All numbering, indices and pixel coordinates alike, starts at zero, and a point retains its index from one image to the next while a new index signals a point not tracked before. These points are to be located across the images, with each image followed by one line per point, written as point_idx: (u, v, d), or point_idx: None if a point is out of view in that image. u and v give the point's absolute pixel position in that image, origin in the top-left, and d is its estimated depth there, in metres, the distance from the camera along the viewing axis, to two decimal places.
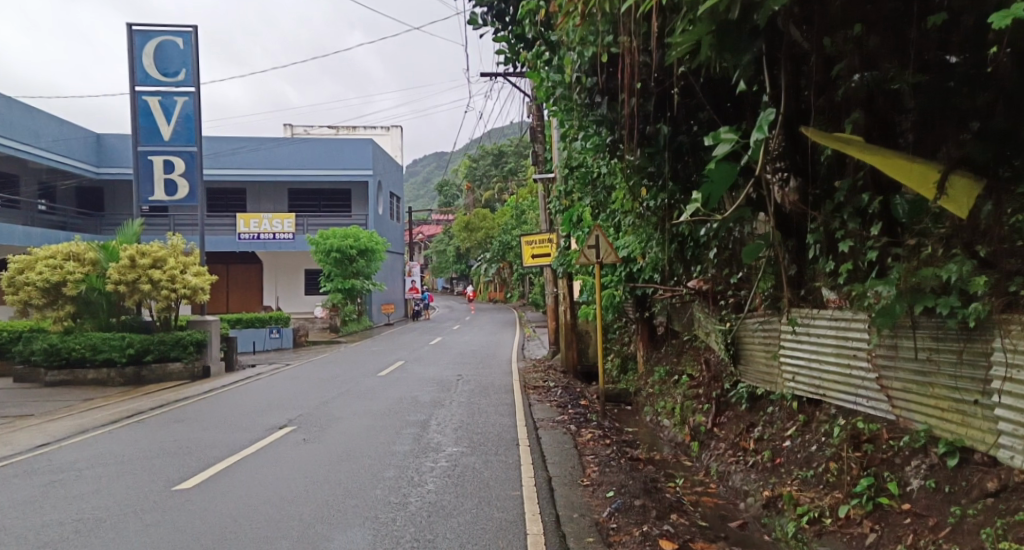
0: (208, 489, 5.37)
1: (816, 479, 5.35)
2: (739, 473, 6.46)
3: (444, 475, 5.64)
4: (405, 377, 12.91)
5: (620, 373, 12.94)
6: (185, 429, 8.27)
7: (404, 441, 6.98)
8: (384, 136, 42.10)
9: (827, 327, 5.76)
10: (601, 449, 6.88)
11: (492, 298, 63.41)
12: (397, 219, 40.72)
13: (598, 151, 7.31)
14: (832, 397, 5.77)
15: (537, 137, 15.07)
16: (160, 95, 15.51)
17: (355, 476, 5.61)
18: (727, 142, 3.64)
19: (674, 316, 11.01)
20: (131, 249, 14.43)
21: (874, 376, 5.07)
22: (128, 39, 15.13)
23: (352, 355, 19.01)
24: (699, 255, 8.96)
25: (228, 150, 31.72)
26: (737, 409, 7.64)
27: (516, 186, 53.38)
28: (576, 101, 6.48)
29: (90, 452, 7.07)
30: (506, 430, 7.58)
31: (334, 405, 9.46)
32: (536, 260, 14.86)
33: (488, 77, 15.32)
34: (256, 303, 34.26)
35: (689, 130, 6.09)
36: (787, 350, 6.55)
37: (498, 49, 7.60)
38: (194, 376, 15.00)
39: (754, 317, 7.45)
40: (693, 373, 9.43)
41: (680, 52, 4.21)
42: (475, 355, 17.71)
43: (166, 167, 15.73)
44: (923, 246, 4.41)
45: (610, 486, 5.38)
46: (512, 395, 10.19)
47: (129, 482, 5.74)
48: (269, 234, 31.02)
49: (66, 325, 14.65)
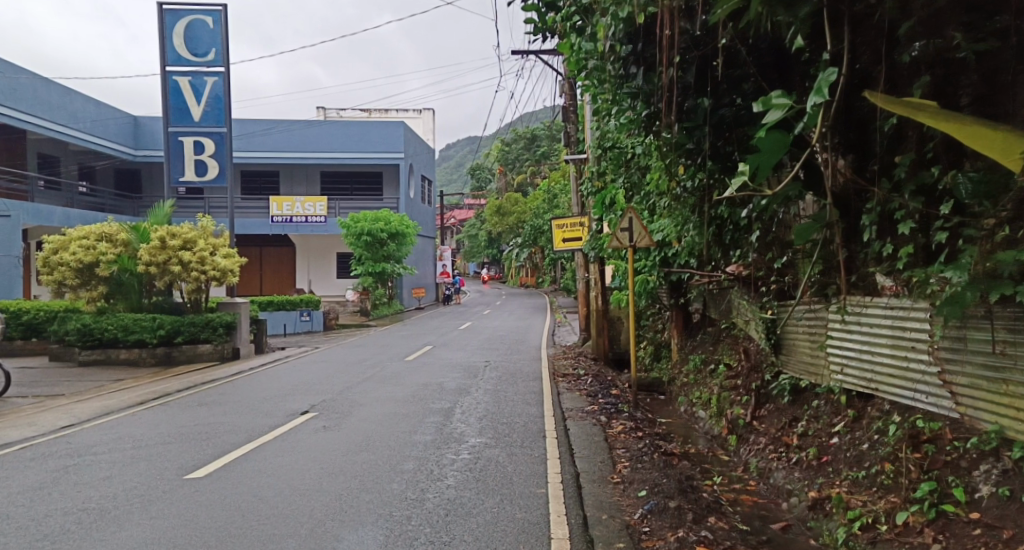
0: (222, 479, 5.19)
1: (868, 481, 4.92)
2: (781, 471, 6.06)
3: (466, 469, 5.37)
4: (433, 362, 12.70)
5: (653, 361, 12.54)
6: (207, 413, 8.15)
7: (427, 430, 6.73)
8: (416, 119, 41.91)
9: (881, 315, 5.29)
10: (633, 443, 6.53)
11: (523, 283, 63.18)
12: (428, 203, 40.60)
13: (633, 127, 6.89)
14: (886, 392, 5.32)
15: (569, 117, 14.62)
16: (190, 75, 15.45)
17: (373, 469, 5.36)
18: (779, 107, 3.17)
19: (711, 303, 10.55)
20: (161, 231, 14.47)
21: (935, 370, 4.61)
22: (158, 19, 15.06)
23: (382, 339, 18.94)
24: (738, 238, 8.43)
25: (262, 133, 31.84)
26: (778, 402, 7.21)
27: (549, 169, 52.79)
28: (610, 73, 6.06)
29: (110, 435, 6.96)
30: (533, 419, 7.28)
31: (358, 391, 9.27)
32: (566, 244, 14.46)
33: (519, 55, 14.88)
34: (289, 286, 34.56)
35: (731, 103, 5.64)
36: (835, 341, 6.08)
37: (526, 18, 7.18)
38: (224, 358, 15.04)
39: (797, 304, 6.98)
40: (731, 362, 9.00)
41: (726, 10, 3.78)
42: (505, 340, 17.45)
43: (196, 148, 15.71)
44: (1000, 228, 3.93)
45: (642, 485, 5.03)
46: (541, 383, 9.89)
47: (142, 469, 5.57)
48: (301, 217, 31.13)
49: (99, 306, 14.77)
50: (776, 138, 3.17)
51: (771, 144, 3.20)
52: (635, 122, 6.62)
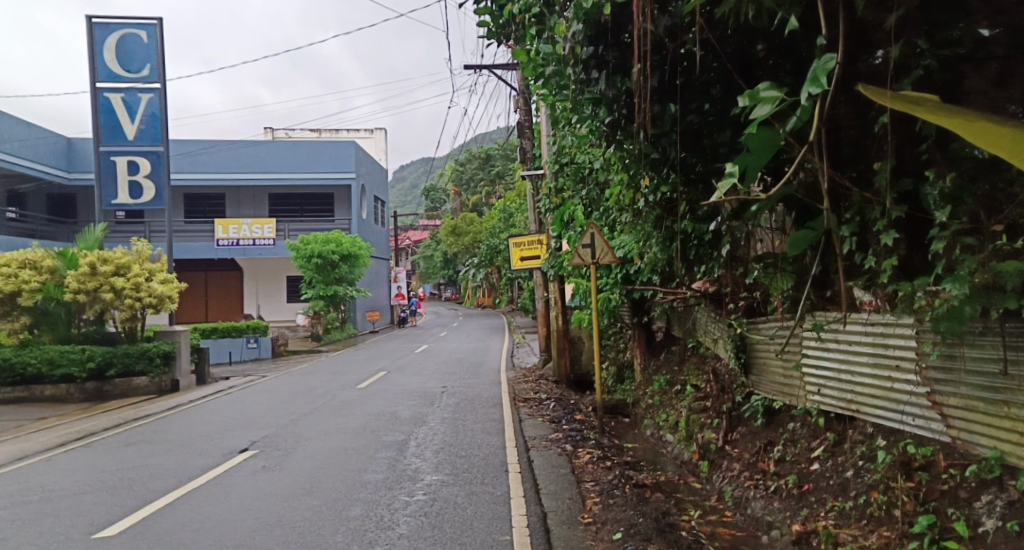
0: (137, 537, 4.50)
1: (857, 513, 4.56)
2: (759, 500, 5.69)
3: (420, 514, 4.81)
4: (387, 389, 12.07)
5: (616, 382, 12.17)
6: (134, 454, 7.37)
7: (378, 467, 6.13)
8: (368, 139, 41.28)
9: (861, 332, 4.98)
10: (604, 475, 6.07)
11: (481, 304, 62.64)
12: (382, 223, 39.83)
13: (594, 137, 6.55)
14: (868, 413, 5.01)
15: (524, 133, 14.31)
16: (122, 92, 14.57)
17: (315, 518, 4.75)
18: (768, 100, 2.83)
19: (676, 320, 10.27)
20: (91, 256, 13.50)
21: (924, 391, 4.30)
22: (87, 31, 14.20)
23: (334, 365, 18.15)
24: (702, 254, 8.12)
25: (206, 153, 30.73)
26: (751, 425, 6.87)
27: (504, 189, 52.62)
28: (571, 77, 5.70)
29: (15, 486, 6.14)
30: (494, 451, 6.76)
31: (305, 424, 8.61)
32: (524, 263, 14.02)
33: (472, 70, 14.54)
34: (236, 311, 33.25)
35: (700, 108, 5.33)
36: (811, 359, 5.77)
37: (480, 23, 6.78)
38: (162, 391, 14.08)
39: (768, 322, 6.67)
40: (698, 383, 8.67)
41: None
42: (463, 364, 16.90)
43: (130, 168, 14.81)
44: (999, 235, 3.67)
45: (616, 525, 4.56)
46: (501, 409, 9.39)
47: (44, 527, 4.83)
48: (248, 239, 30.04)
49: (22, 338, 13.65)
50: (766, 134, 2.83)
51: (760, 140, 2.86)
52: (601, 131, 6.29)
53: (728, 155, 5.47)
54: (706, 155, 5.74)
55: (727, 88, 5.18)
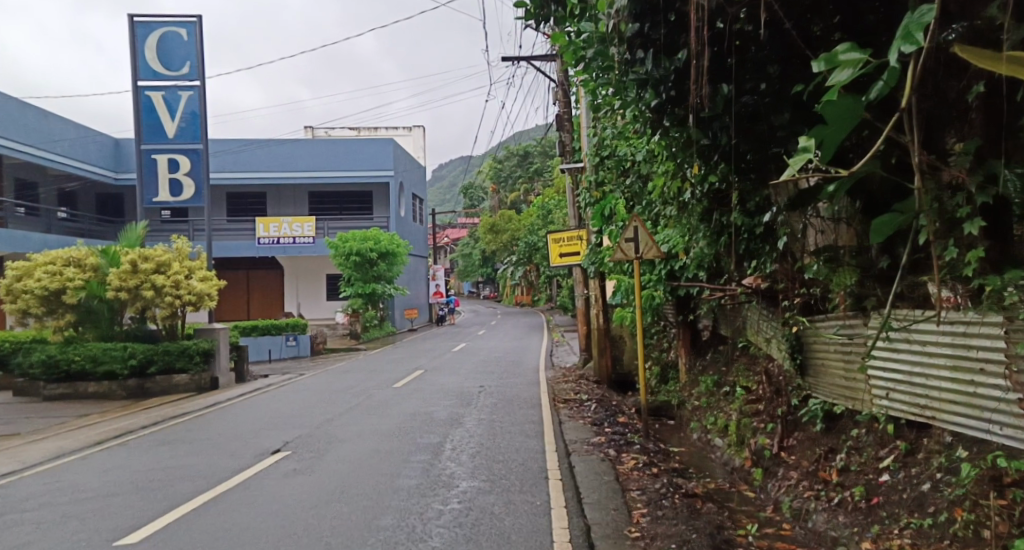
0: (158, 544, 4.31)
1: (938, 532, 4.10)
2: (821, 513, 5.25)
3: (454, 524, 4.52)
4: (423, 388, 11.86)
5: (659, 383, 11.73)
6: (167, 453, 7.27)
7: (412, 472, 5.87)
8: (406, 138, 41.40)
9: (937, 330, 4.51)
10: (651, 483, 5.70)
11: (519, 302, 62.36)
12: (420, 222, 39.87)
13: (638, 122, 6.16)
14: (945, 421, 4.54)
15: (563, 126, 13.94)
16: (163, 91, 14.70)
17: (343, 527, 4.50)
18: (849, 63, 2.39)
19: (723, 319, 9.81)
20: (132, 254, 13.63)
21: (1014, 397, 3.84)
22: (129, 32, 14.34)
23: (373, 363, 18.10)
24: (753, 248, 7.68)
25: (248, 153, 31.12)
26: (809, 431, 6.40)
27: (542, 186, 52.24)
28: (614, 57, 5.33)
29: (48, 486, 6.06)
30: (533, 456, 6.44)
31: (340, 423, 8.43)
32: (563, 260, 13.67)
33: (510, 63, 14.23)
34: (277, 310, 33.66)
35: (755, 88, 4.91)
36: (877, 360, 5.30)
37: (517, 5, 6.45)
38: (202, 389, 14.16)
39: (828, 319, 6.20)
40: (749, 384, 8.20)
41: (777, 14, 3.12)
42: (501, 363, 16.63)
43: (171, 166, 14.93)
44: None
45: (667, 542, 4.19)
46: (541, 410, 9.08)
47: (68, 531, 4.68)
48: (289, 238, 30.34)
49: (67, 335, 13.88)
50: (848, 103, 2.40)
51: (838, 111, 2.43)
52: (646, 117, 5.91)
53: (786, 138, 5.03)
54: (762, 139, 5.30)
55: (785, 64, 4.75)
